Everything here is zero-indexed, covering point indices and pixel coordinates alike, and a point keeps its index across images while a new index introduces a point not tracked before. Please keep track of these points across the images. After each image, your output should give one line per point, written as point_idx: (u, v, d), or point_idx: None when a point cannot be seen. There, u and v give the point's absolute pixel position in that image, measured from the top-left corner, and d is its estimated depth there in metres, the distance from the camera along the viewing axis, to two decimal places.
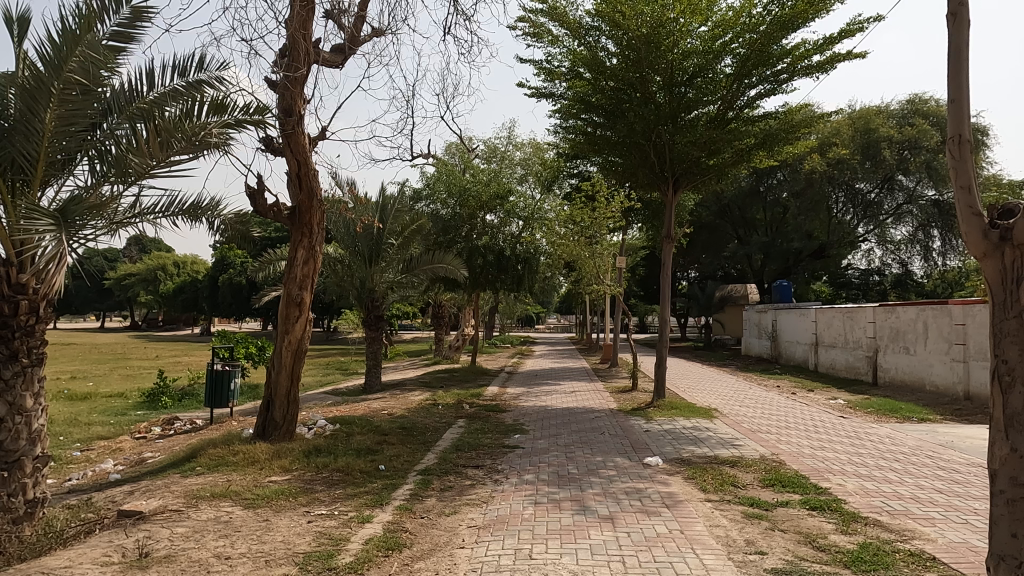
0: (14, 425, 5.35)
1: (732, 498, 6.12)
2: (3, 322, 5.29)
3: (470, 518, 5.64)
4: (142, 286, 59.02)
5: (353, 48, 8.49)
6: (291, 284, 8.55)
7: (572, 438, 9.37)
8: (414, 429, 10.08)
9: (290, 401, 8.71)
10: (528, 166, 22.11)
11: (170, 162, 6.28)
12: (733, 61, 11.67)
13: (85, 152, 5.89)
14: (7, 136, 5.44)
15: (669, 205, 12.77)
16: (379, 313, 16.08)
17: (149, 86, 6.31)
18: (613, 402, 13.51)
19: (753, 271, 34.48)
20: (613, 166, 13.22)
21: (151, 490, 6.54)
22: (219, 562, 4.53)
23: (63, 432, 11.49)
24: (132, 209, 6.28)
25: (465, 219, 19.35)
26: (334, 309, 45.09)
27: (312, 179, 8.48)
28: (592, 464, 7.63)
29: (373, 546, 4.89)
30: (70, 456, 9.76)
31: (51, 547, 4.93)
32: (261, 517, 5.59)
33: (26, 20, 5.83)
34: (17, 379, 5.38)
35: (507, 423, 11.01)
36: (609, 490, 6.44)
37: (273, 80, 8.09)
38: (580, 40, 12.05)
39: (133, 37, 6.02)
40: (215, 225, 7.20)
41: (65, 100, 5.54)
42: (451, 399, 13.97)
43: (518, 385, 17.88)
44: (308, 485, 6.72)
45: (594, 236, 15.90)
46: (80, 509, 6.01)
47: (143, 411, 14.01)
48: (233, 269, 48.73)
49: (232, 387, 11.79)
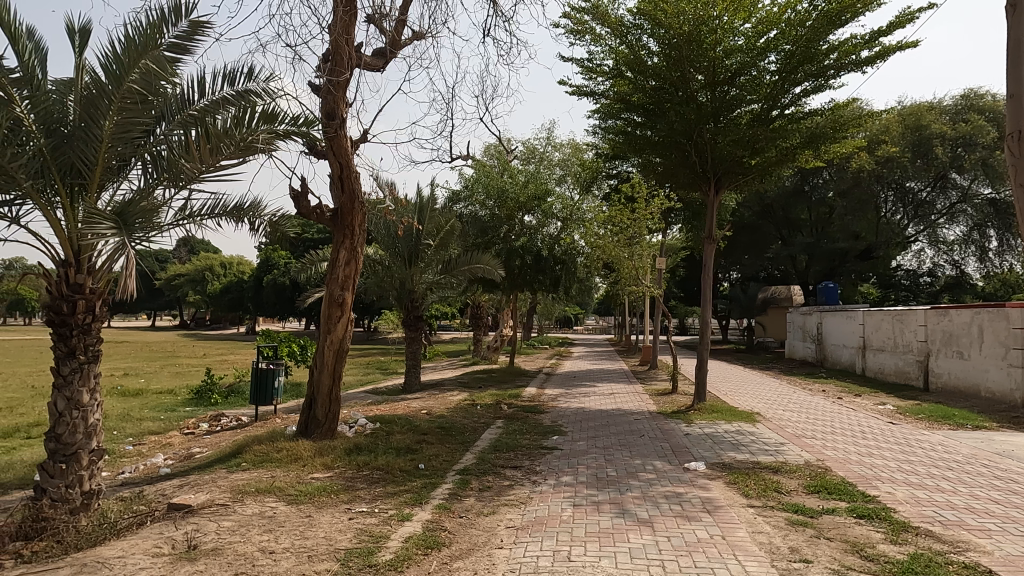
0: (72, 419, 5.60)
1: (776, 504, 6.00)
2: (63, 321, 5.55)
3: (509, 519, 5.66)
4: (191, 286, 61.12)
5: (394, 52, 8.60)
6: (333, 284, 8.70)
7: (611, 440, 9.32)
8: (452, 429, 10.15)
9: (332, 399, 8.87)
10: (567, 167, 21.94)
11: (219, 167, 6.45)
12: (778, 57, 11.43)
13: (140, 157, 6.09)
14: (69, 142, 5.71)
15: (710, 205, 12.58)
16: (419, 313, 16.24)
17: (199, 93, 6.49)
18: (652, 404, 13.36)
19: (798, 272, 33.72)
20: (653, 166, 13.07)
21: (199, 484, 6.74)
22: (263, 556, 4.63)
23: (116, 426, 11.95)
24: (181, 212, 6.46)
25: (504, 219, 19.36)
26: (374, 309, 45.80)
27: (354, 182, 8.61)
28: (631, 466, 7.57)
29: (412, 544, 4.94)
30: (123, 450, 10.14)
31: (106, 536, 5.14)
32: (304, 513, 5.71)
33: (87, 31, 6.07)
34: (75, 375, 5.61)
35: (545, 423, 11.01)
36: (648, 494, 6.36)
37: (317, 85, 8.25)
38: (622, 39, 12.00)
39: (188, 48, 6.20)
40: (258, 228, 7.36)
41: (123, 108, 5.71)
42: (489, 399, 14.03)
43: (556, 386, 17.88)
44: (350, 483, 6.83)
45: (634, 237, 15.76)
46: (132, 501, 6.21)
47: (192, 408, 14.47)
48: (277, 270, 49.80)
49: (276, 385, 12.04)
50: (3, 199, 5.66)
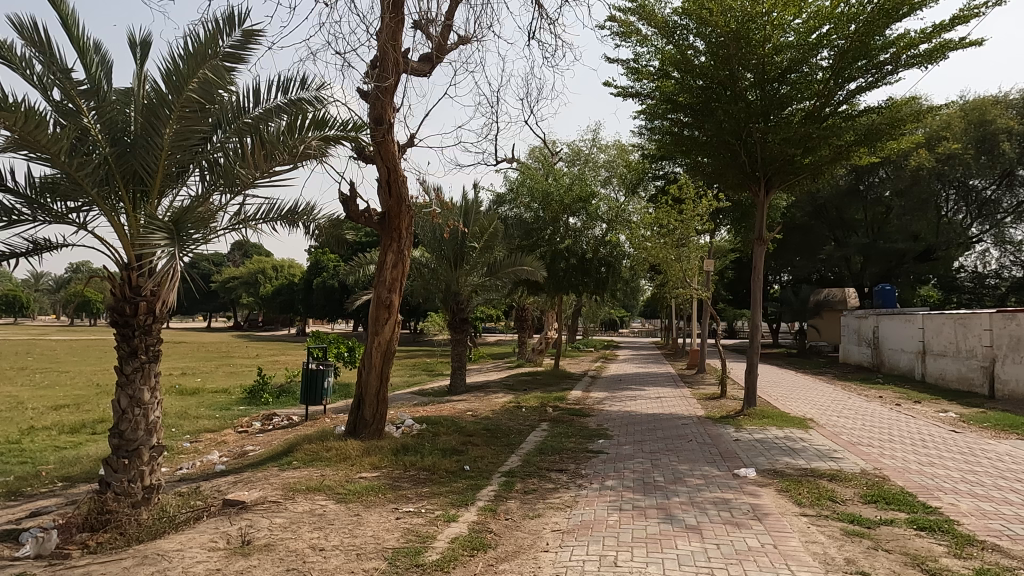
0: (134, 416, 5.81)
1: (831, 513, 5.81)
2: (125, 322, 5.78)
3: (554, 522, 5.64)
4: (244, 289, 63.00)
5: (440, 57, 8.69)
6: (381, 287, 8.84)
7: (657, 445, 9.19)
8: (498, 431, 10.17)
9: (379, 400, 9.00)
10: (613, 168, 21.65)
11: (273, 172, 6.60)
12: (831, 53, 11.11)
13: (198, 164, 6.30)
14: (131, 151, 5.95)
15: (760, 206, 12.29)
16: (464, 316, 16.31)
17: (254, 101, 6.69)
18: (701, 409, 13.13)
19: (852, 274, 32.65)
20: (701, 167, 12.87)
21: (252, 481, 6.93)
22: (314, 553, 4.73)
23: (174, 424, 12.38)
24: (237, 217, 6.66)
25: (549, 221, 19.29)
26: (420, 311, 46.36)
27: (401, 185, 8.73)
28: (679, 472, 7.45)
29: (459, 545, 4.97)
30: (181, 447, 10.51)
31: (165, 530, 5.34)
32: (352, 512, 5.81)
33: (148, 44, 6.32)
34: (137, 373, 5.83)
35: (591, 427, 10.92)
36: (695, 499, 6.25)
37: (365, 91, 8.40)
38: (668, 39, 11.87)
39: (243, 57, 6.39)
40: (310, 231, 7.53)
41: (182, 117, 5.92)
42: (534, 401, 14.02)
43: (602, 389, 17.74)
44: (396, 483, 6.92)
45: (681, 238, 15.51)
46: (190, 497, 6.43)
47: (245, 407, 14.89)
48: (326, 273, 50.82)
49: (325, 385, 12.28)
50: (72, 206, 5.94)
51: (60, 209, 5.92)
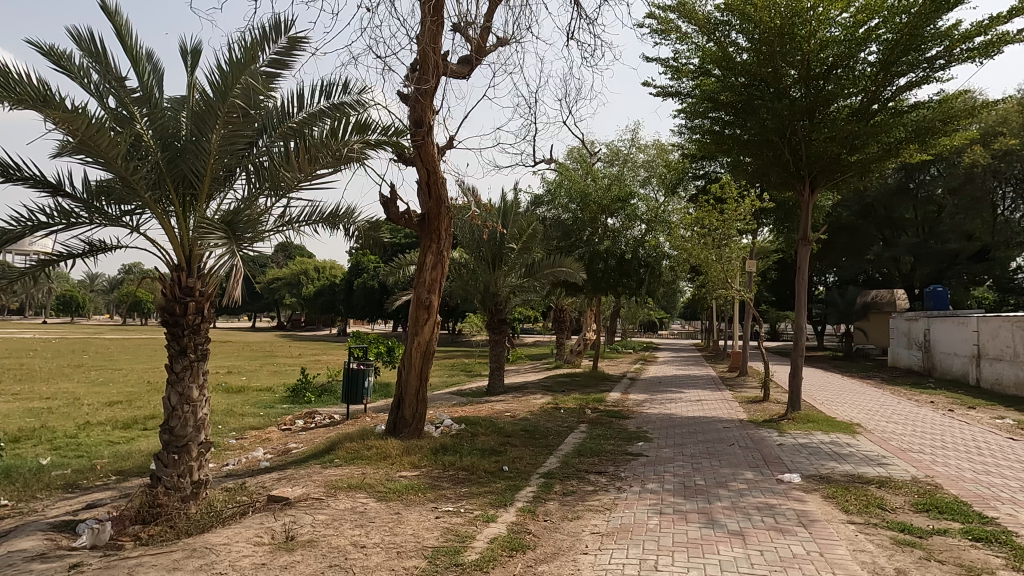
0: (184, 413, 5.98)
1: (881, 522, 5.63)
2: (176, 321, 5.95)
3: (594, 524, 5.60)
4: (288, 289, 64.43)
5: (479, 59, 8.74)
6: (420, 288, 8.93)
7: (699, 448, 9.05)
8: (536, 432, 10.16)
9: (419, 400, 9.08)
10: (652, 168, 21.48)
11: (316, 176, 6.71)
12: (879, 48, 10.80)
13: (244, 167, 6.46)
14: (182, 155, 6.13)
15: (804, 206, 12.01)
16: (503, 317, 16.33)
17: (297, 107, 6.83)
18: (743, 412, 12.88)
19: (902, 275, 31.64)
20: (743, 166, 12.65)
21: (296, 478, 7.08)
22: (356, 550, 4.80)
23: (221, 421, 12.71)
24: (281, 219, 6.80)
25: (587, 222, 19.18)
26: (459, 312, 46.67)
27: (440, 187, 8.81)
28: (721, 476, 7.32)
29: (498, 545, 4.98)
30: (228, 443, 10.79)
31: (212, 524, 5.50)
32: (393, 510, 5.87)
33: (198, 52, 6.51)
34: (186, 372, 6.01)
35: (630, 429, 10.83)
36: (738, 504, 6.14)
37: (405, 94, 8.50)
38: (710, 36, 11.72)
39: (287, 63, 6.53)
40: (351, 234, 7.66)
41: (228, 122, 6.06)
42: (573, 403, 13.95)
43: (641, 391, 17.56)
44: (435, 482, 6.98)
45: (723, 238, 15.24)
46: (237, 492, 6.59)
47: (288, 405, 15.20)
48: (366, 274, 51.55)
49: (366, 385, 12.45)
50: (126, 209, 6.16)
51: (115, 212, 6.15)
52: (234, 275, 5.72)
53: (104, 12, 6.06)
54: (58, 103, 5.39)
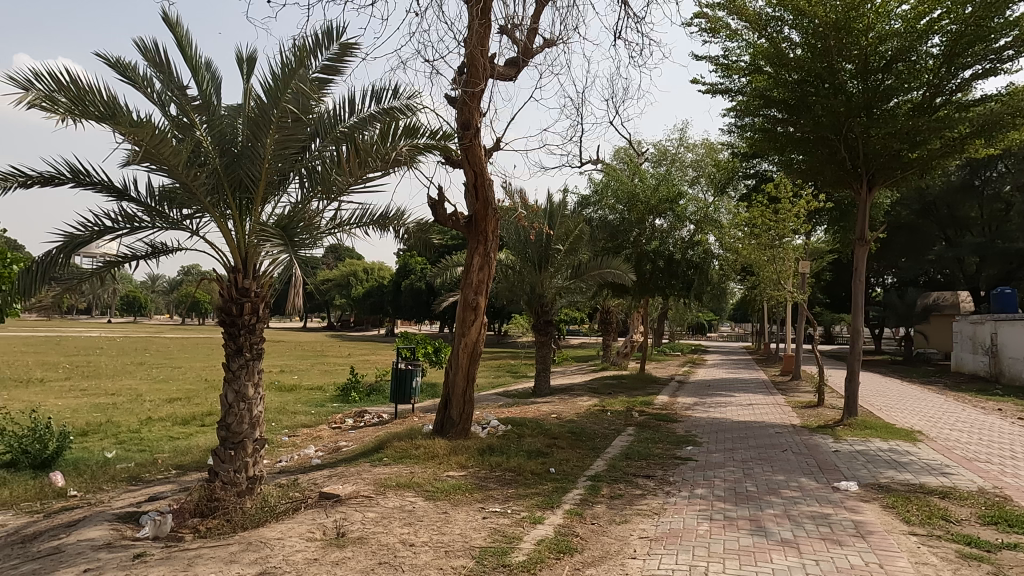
0: (240, 410, 6.16)
1: (944, 534, 5.40)
2: (233, 321, 6.15)
3: (642, 529, 5.54)
4: (338, 291, 65.82)
5: (526, 60, 8.74)
6: (468, 289, 9.00)
7: (750, 454, 8.85)
8: (583, 434, 10.11)
9: (466, 400, 9.14)
10: (700, 167, 21.13)
11: (366, 179, 6.81)
12: (943, 40, 10.38)
13: (297, 172, 6.63)
14: (239, 161, 6.34)
15: (861, 205, 11.60)
16: (549, 318, 16.28)
17: (349, 112, 6.96)
18: (796, 418, 12.52)
19: (966, 277, 30.31)
20: (797, 164, 12.31)
21: (346, 476, 7.21)
22: (404, 548, 4.86)
23: (274, 419, 13.05)
24: (333, 222, 6.95)
25: (634, 223, 18.96)
26: (505, 313, 46.85)
27: (487, 189, 8.85)
28: (773, 483, 7.14)
29: (545, 547, 4.97)
30: (280, 441, 11.07)
31: (266, 519, 5.68)
32: (441, 509, 5.93)
33: (254, 59, 6.71)
34: (242, 370, 6.19)
35: (679, 433, 10.67)
36: (791, 512, 5.97)
37: (453, 97, 8.57)
38: (761, 33, 11.49)
39: (339, 69, 6.66)
40: (401, 235, 7.77)
41: (282, 127, 6.21)
42: (620, 406, 13.82)
43: (689, 395, 17.29)
44: (482, 483, 7.01)
45: (776, 239, 14.84)
46: (290, 488, 6.77)
47: (337, 404, 15.52)
48: (414, 275, 52.29)
49: (414, 385, 12.60)
50: (186, 213, 6.38)
51: (176, 216, 6.38)
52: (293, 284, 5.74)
53: (165, 24, 6.30)
54: (124, 114, 5.63)
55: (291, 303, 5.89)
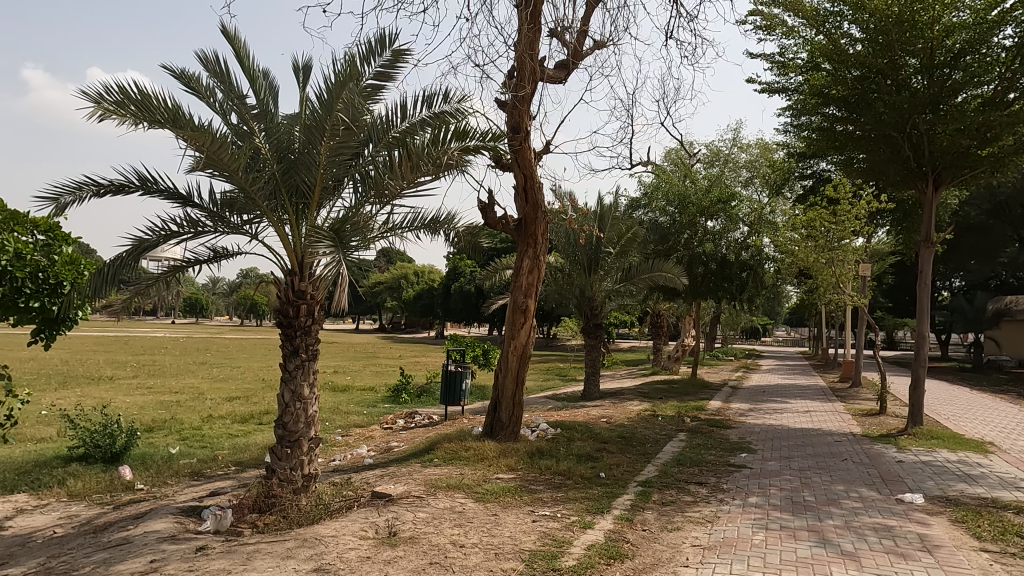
0: (295, 409, 6.32)
1: (1019, 551, 5.12)
2: (289, 322, 6.31)
3: (695, 537, 5.44)
4: (389, 293, 66.86)
5: (576, 63, 8.73)
6: (517, 292, 9.02)
7: (808, 462, 8.58)
8: (633, 439, 10.00)
9: (515, 403, 9.16)
10: (755, 168, 20.76)
11: (418, 183, 6.89)
12: (1016, 30, 9.89)
13: (351, 177, 6.78)
14: (295, 168, 6.52)
15: (927, 206, 11.08)
16: (599, 321, 16.14)
17: (400, 117, 7.06)
18: (857, 426, 12.07)
19: None
20: (857, 163, 11.89)
21: (397, 476, 7.33)
22: (455, 549, 4.90)
23: (328, 418, 13.35)
24: (385, 225, 7.07)
25: (686, 225, 18.66)
26: (554, 315, 46.77)
27: (537, 192, 8.87)
28: (833, 493, 6.90)
29: (595, 553, 4.92)
30: (334, 440, 11.33)
31: (321, 517, 5.81)
32: (491, 511, 5.95)
33: (310, 68, 6.89)
34: (298, 370, 6.36)
35: (732, 440, 10.43)
36: (852, 524, 5.76)
37: (502, 101, 8.62)
38: (818, 29, 11.23)
39: (391, 76, 6.78)
40: (451, 239, 7.84)
41: (335, 134, 6.34)
42: (671, 411, 13.61)
43: (743, 400, 16.88)
44: (531, 486, 7.01)
45: (835, 241, 14.34)
46: (343, 487, 6.91)
47: (389, 405, 15.77)
48: (463, 278, 52.77)
49: (464, 387, 12.69)
50: (246, 218, 6.61)
51: (236, 221, 6.61)
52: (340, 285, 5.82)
53: (224, 36, 6.54)
54: (188, 123, 5.87)
55: (337, 304, 5.96)
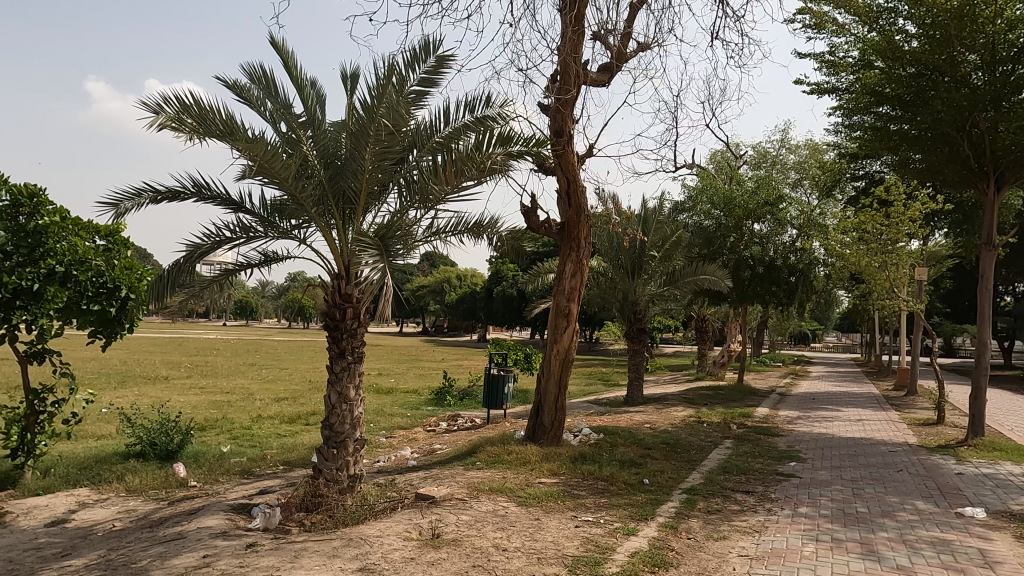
0: (341, 411, 6.42)
1: None
2: (336, 325, 6.43)
3: (741, 546, 5.32)
4: (432, 297, 67.50)
5: (619, 65, 8.68)
6: (560, 296, 9.00)
7: (860, 473, 8.30)
8: (678, 445, 9.85)
9: (558, 407, 9.13)
10: (804, 170, 20.28)
11: (462, 188, 6.94)
12: None
13: (396, 182, 6.87)
14: (342, 174, 6.65)
15: (988, 207, 10.57)
16: (642, 326, 15.97)
17: (444, 123, 7.13)
18: (912, 436, 11.64)
19: None
20: (913, 163, 11.46)
21: (441, 478, 7.38)
22: (497, 552, 4.91)
23: (372, 420, 13.54)
24: (429, 230, 7.15)
25: (732, 228, 18.35)
26: (596, 320, 46.43)
27: (580, 196, 8.84)
28: (887, 505, 6.67)
29: (639, 560, 4.87)
30: (379, 441, 11.49)
31: (366, 517, 5.90)
32: (533, 516, 5.94)
33: (356, 75, 7.02)
34: (344, 372, 6.46)
35: (781, 448, 10.18)
36: (908, 537, 5.56)
37: (546, 104, 8.62)
38: (872, 26, 10.96)
39: (435, 81, 6.85)
40: (494, 242, 7.87)
41: (379, 140, 6.43)
42: (717, 417, 13.36)
43: (791, 408, 16.46)
44: (574, 491, 6.97)
45: (889, 244, 13.86)
46: (387, 488, 7.00)
47: (432, 407, 15.90)
48: (506, 282, 52.92)
49: (506, 390, 12.72)
50: (295, 223, 6.77)
51: (286, 226, 6.77)
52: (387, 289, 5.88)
53: (274, 47, 6.71)
54: (241, 132, 6.05)
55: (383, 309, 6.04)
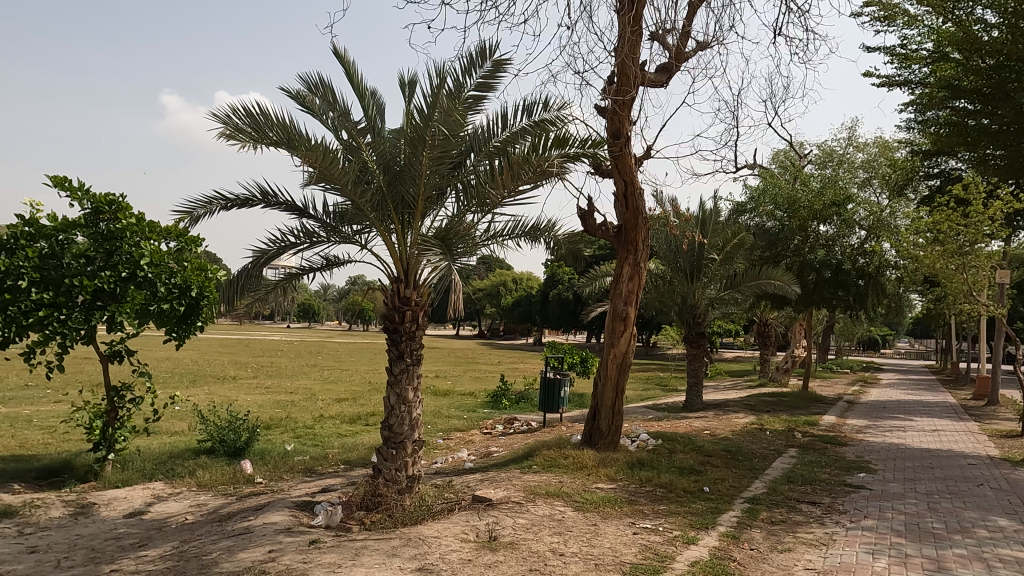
0: (401, 412, 6.53)
1: None
2: (396, 328, 6.56)
3: (807, 560, 5.13)
4: (488, 300, 67.79)
5: (678, 65, 8.54)
6: (618, 300, 8.91)
7: (937, 486, 7.88)
8: (740, 453, 9.59)
9: (615, 411, 9.02)
10: (873, 170, 19.51)
11: (518, 191, 6.95)
12: None
13: (454, 186, 6.98)
14: (400, 179, 6.78)
15: None
16: (702, 330, 15.61)
17: (500, 127, 7.18)
18: (994, 448, 10.99)
19: None
20: (993, 159, 10.83)
21: (497, 481, 7.41)
22: (555, 557, 4.88)
23: (430, 422, 13.71)
24: (487, 233, 7.21)
25: (795, 230, 17.82)
26: (654, 322, 45.74)
27: (638, 198, 8.74)
28: (966, 520, 6.31)
29: (699, 569, 4.77)
30: (436, 443, 11.62)
31: (424, 517, 5.98)
32: (590, 521, 5.89)
33: (415, 82, 7.14)
34: (403, 374, 6.58)
35: (849, 458, 9.78)
36: (990, 555, 5.24)
37: (603, 107, 8.56)
38: (945, 16, 10.45)
39: (491, 86, 6.90)
40: (551, 246, 7.86)
41: (434, 146, 6.51)
42: (780, 425, 12.95)
43: (859, 416, 15.81)
44: (632, 497, 6.87)
45: (966, 245, 13.14)
46: (445, 489, 7.08)
47: (488, 410, 15.99)
48: (562, 285, 52.75)
49: (562, 394, 12.66)
50: (357, 228, 6.94)
51: (349, 232, 6.95)
52: (454, 290, 5.99)
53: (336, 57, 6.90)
54: (302, 140, 6.25)
55: (451, 307, 6.12)
